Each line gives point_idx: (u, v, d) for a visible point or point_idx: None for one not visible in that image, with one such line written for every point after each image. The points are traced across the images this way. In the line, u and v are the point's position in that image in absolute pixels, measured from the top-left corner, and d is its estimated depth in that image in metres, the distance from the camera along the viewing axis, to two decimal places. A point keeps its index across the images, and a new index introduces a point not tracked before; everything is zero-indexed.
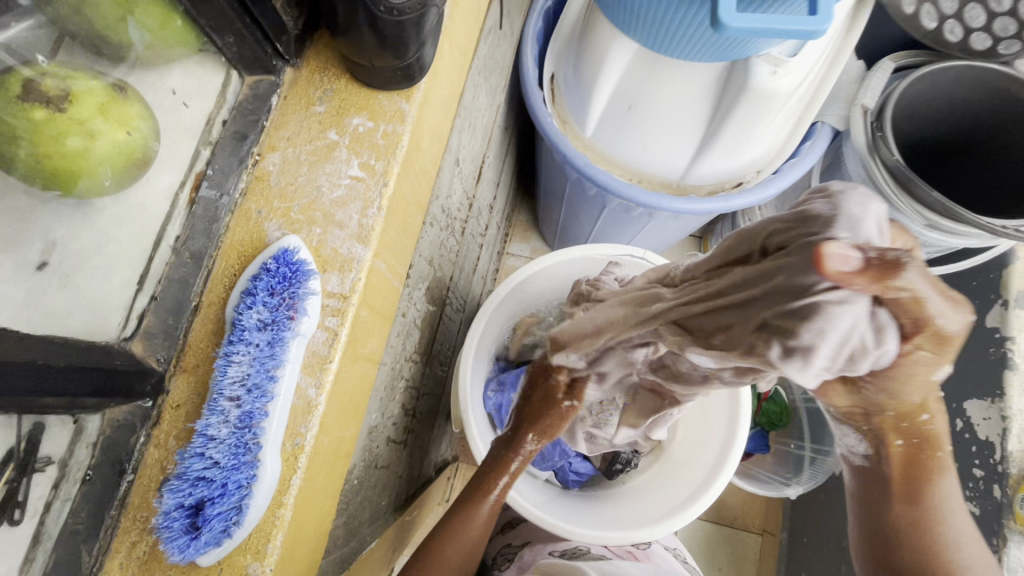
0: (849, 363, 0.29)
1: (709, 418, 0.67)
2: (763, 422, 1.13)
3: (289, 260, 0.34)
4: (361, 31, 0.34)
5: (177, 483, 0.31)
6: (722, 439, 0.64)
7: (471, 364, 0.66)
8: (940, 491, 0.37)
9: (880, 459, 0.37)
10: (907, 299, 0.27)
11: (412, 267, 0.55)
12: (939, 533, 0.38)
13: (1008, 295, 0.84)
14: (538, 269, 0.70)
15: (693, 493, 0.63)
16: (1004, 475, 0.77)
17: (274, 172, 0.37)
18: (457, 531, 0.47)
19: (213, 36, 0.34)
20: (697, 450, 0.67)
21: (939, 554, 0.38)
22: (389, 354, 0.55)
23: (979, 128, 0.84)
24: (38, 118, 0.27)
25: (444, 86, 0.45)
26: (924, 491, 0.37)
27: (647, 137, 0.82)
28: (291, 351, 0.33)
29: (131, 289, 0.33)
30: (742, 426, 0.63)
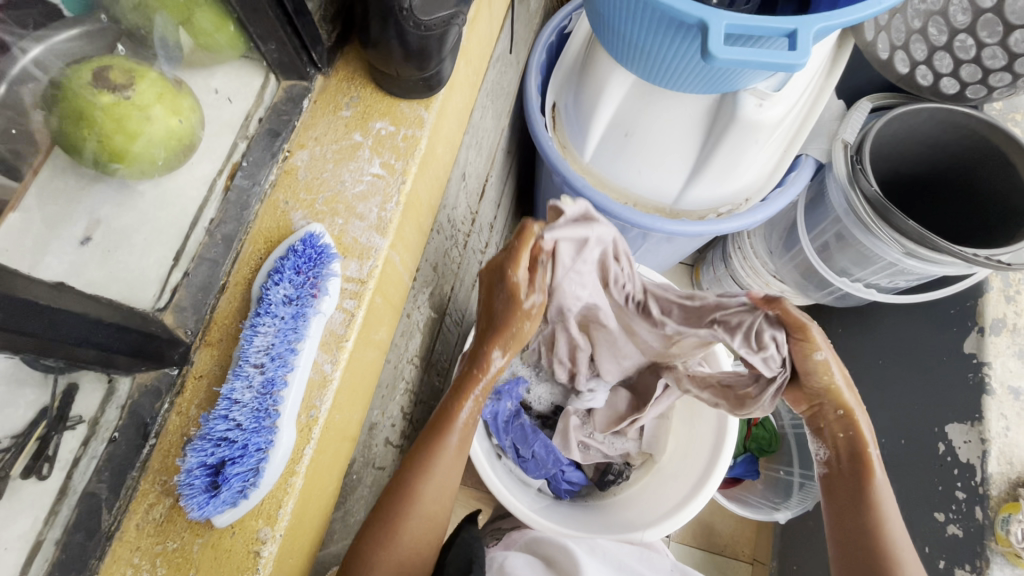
0: (758, 342, 0.50)
1: (698, 428, 0.69)
2: (752, 448, 1.13)
3: (315, 243, 0.37)
4: (389, 43, 0.38)
5: (200, 443, 0.33)
6: (710, 446, 0.66)
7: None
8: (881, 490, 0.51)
9: (836, 460, 0.54)
10: (783, 313, 0.49)
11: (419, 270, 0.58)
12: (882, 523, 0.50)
13: (983, 322, 0.88)
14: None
15: (681, 501, 0.64)
16: (985, 496, 0.79)
17: (302, 167, 0.40)
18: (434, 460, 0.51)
19: (258, 43, 0.39)
20: (686, 459, 0.68)
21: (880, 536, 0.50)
22: (394, 351, 0.57)
23: (952, 167, 0.89)
24: (105, 102, 0.30)
25: (458, 99, 0.49)
26: (870, 492, 0.52)
27: (640, 163, 0.87)
28: (312, 326, 0.35)
29: (166, 265, 0.36)
30: (730, 435, 0.64)
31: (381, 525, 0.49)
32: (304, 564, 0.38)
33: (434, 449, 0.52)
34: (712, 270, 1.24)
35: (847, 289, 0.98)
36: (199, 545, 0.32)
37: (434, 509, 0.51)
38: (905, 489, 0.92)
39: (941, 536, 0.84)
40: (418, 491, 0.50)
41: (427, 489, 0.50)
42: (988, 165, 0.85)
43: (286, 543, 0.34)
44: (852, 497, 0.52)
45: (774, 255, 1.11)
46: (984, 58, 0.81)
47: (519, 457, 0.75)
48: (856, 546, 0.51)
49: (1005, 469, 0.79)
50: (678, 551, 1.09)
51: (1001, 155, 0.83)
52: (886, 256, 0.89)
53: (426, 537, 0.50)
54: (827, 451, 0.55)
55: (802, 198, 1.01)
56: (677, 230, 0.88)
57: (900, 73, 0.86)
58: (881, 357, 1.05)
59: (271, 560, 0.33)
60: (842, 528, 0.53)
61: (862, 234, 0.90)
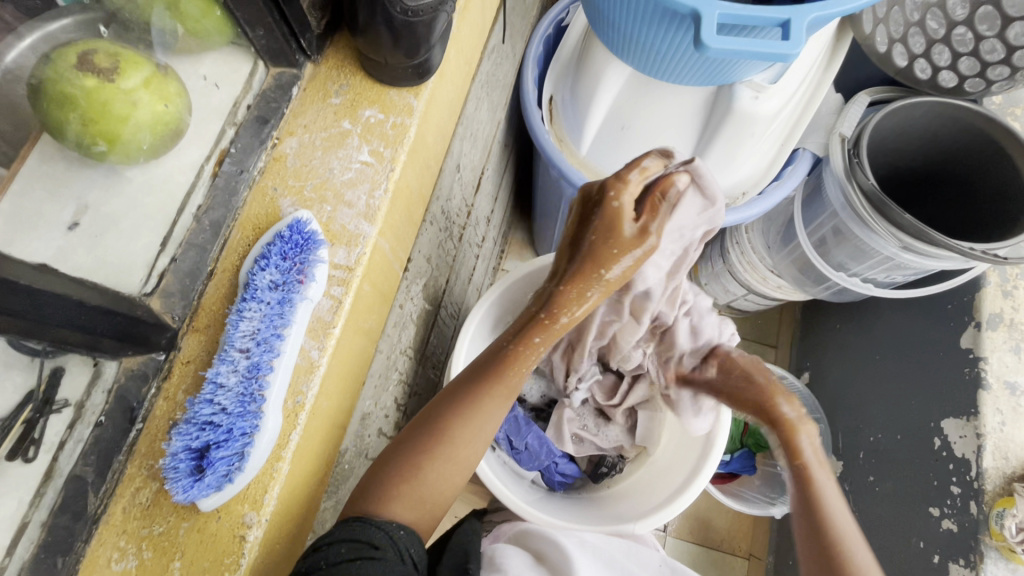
0: None
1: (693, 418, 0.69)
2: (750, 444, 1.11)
3: (301, 230, 0.37)
4: (377, 30, 0.38)
5: (185, 426, 0.33)
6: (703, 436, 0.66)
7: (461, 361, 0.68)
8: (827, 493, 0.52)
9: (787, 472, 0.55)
10: None
11: (412, 260, 0.58)
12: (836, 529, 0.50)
13: (980, 317, 0.88)
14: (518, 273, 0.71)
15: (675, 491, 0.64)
16: (980, 491, 0.79)
17: (291, 154, 0.40)
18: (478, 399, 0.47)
19: (245, 29, 0.38)
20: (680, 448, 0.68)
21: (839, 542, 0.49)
22: (387, 340, 0.57)
23: (951, 161, 0.89)
24: (89, 86, 0.30)
25: (449, 88, 0.49)
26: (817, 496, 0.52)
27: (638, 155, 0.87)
28: (298, 312, 0.36)
29: (154, 251, 0.36)
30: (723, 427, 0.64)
31: (409, 451, 0.45)
32: (291, 549, 0.38)
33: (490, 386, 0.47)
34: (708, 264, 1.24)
35: (844, 284, 0.98)
36: (185, 529, 0.33)
37: (465, 454, 0.47)
38: (900, 484, 0.92)
39: (935, 531, 0.84)
40: (454, 430, 0.46)
41: (457, 432, 0.46)
42: (986, 159, 0.85)
43: (272, 529, 0.34)
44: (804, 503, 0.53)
45: (772, 249, 1.10)
46: (982, 52, 0.82)
47: (513, 449, 0.75)
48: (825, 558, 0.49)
49: (999, 464, 0.79)
50: (674, 546, 1.09)
51: (999, 149, 0.83)
52: (883, 250, 0.88)
53: (454, 477, 0.47)
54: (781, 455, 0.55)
55: (799, 193, 1.01)
56: None
57: (898, 66, 0.86)
58: (878, 352, 1.05)
59: (257, 544, 0.33)
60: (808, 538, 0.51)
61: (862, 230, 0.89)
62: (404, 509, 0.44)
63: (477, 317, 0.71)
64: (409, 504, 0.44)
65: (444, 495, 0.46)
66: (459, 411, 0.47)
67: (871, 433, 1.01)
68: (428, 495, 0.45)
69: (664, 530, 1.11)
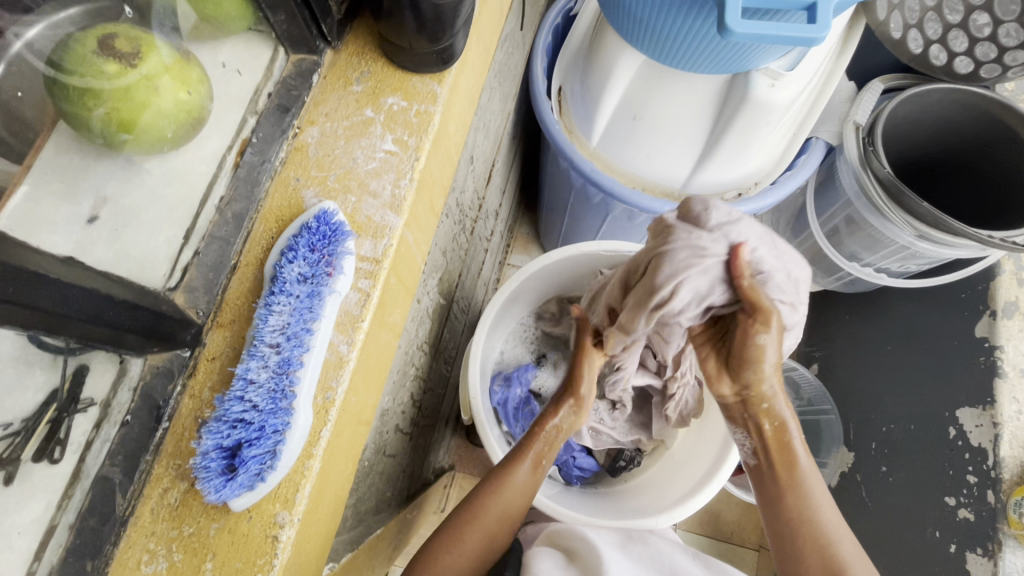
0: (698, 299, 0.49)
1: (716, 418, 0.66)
2: None
3: (329, 221, 0.36)
4: (403, 15, 0.37)
5: (215, 424, 0.32)
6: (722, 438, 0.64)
7: (477, 356, 0.67)
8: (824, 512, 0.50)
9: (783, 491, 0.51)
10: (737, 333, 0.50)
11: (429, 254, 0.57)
12: (833, 552, 0.49)
13: (995, 306, 0.88)
14: (530, 272, 0.70)
15: (697, 485, 0.62)
16: (997, 480, 0.79)
17: (313, 144, 0.39)
18: (500, 484, 0.54)
19: (266, 14, 0.37)
20: (701, 444, 0.67)
21: (820, 557, 0.49)
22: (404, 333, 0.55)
23: (966, 148, 0.88)
24: (111, 72, 0.29)
25: (470, 75, 0.48)
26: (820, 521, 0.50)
27: (649, 146, 0.86)
28: (327, 306, 0.34)
29: (176, 244, 0.35)
30: None
31: (446, 530, 0.52)
32: (320, 549, 0.37)
33: (504, 475, 0.55)
34: None
35: (857, 273, 0.97)
36: (216, 530, 0.32)
37: (496, 530, 0.53)
38: (915, 474, 0.92)
39: (952, 520, 0.84)
40: (485, 506, 0.53)
41: (489, 507, 0.53)
42: (1003, 146, 0.84)
43: (304, 528, 0.33)
44: (810, 532, 0.50)
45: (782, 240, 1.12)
46: (999, 36, 0.81)
47: None
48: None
49: (1017, 452, 0.79)
50: (685, 540, 1.09)
51: (1015, 136, 0.82)
52: (898, 239, 0.88)
53: (486, 551, 0.53)
54: (754, 441, 0.53)
55: (811, 182, 1.00)
56: None
57: (913, 52, 0.85)
58: (890, 343, 1.04)
59: (290, 544, 0.32)
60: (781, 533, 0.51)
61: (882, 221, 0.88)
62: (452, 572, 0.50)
63: (493, 318, 0.70)
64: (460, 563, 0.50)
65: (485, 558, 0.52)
66: (483, 492, 0.54)
67: (884, 423, 1.00)
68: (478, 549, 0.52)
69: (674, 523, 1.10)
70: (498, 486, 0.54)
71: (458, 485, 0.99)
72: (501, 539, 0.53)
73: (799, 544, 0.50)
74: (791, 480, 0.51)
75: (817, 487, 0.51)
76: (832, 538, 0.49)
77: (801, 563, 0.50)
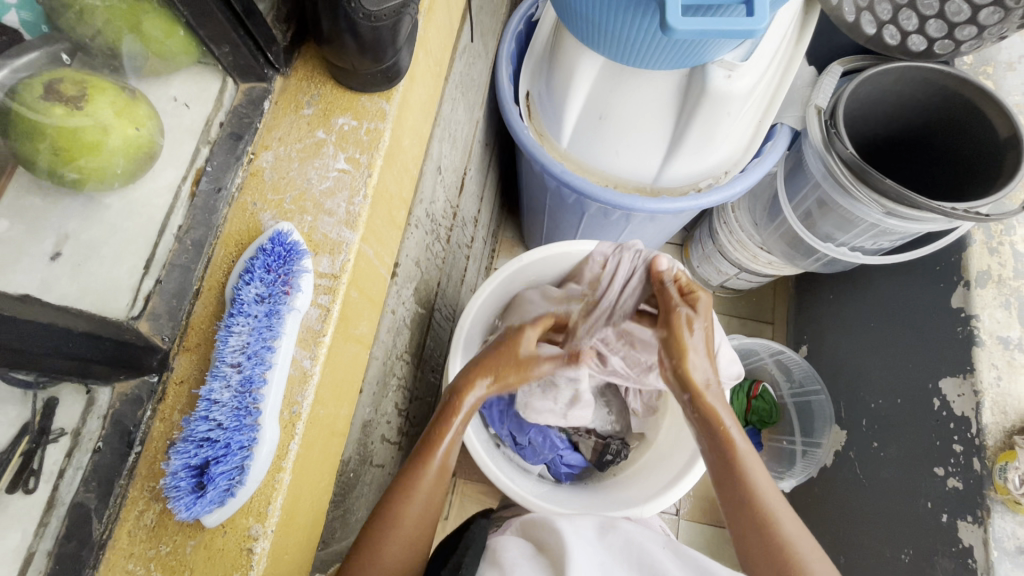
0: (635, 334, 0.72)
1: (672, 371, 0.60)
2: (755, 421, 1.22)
3: (283, 241, 0.37)
4: (342, 38, 0.39)
5: (183, 445, 0.33)
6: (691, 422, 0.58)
7: (458, 362, 0.68)
8: (764, 490, 0.51)
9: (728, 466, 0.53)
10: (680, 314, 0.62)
11: (399, 264, 0.59)
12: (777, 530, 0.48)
13: (969, 276, 0.89)
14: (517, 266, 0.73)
15: (680, 471, 0.64)
16: (981, 447, 0.80)
17: (268, 168, 0.41)
18: (412, 487, 0.53)
19: (211, 47, 0.39)
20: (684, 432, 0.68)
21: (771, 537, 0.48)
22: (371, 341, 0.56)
23: (926, 124, 0.90)
24: (58, 115, 0.30)
25: (422, 90, 0.50)
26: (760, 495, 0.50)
27: (613, 146, 0.89)
28: (287, 323, 0.36)
29: (138, 273, 0.36)
30: None
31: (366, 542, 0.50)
32: (300, 559, 0.38)
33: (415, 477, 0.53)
34: (699, 246, 1.36)
35: (833, 254, 0.98)
36: (192, 547, 0.33)
37: (417, 534, 0.52)
38: (906, 448, 0.94)
39: (943, 490, 0.85)
40: (400, 512, 0.51)
41: (410, 509, 0.52)
42: (964, 117, 0.85)
43: (279, 540, 0.35)
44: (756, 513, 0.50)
45: (760, 225, 1.16)
46: (948, 14, 0.84)
47: (517, 445, 0.76)
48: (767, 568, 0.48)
49: (999, 418, 0.80)
50: (688, 530, 1.08)
51: (974, 107, 0.83)
52: (867, 218, 0.89)
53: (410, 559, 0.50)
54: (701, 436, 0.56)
55: (781, 168, 1.02)
56: (658, 208, 0.88)
57: (868, 34, 0.85)
58: (872, 319, 1.09)
59: (265, 556, 0.33)
60: (746, 546, 0.49)
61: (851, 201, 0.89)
62: None
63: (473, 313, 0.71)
64: (393, 561, 0.49)
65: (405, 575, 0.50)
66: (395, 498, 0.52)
67: (873, 399, 1.04)
68: (408, 541, 0.51)
69: (676, 513, 1.09)
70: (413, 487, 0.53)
71: (459, 491, 0.99)
72: (422, 543, 0.52)
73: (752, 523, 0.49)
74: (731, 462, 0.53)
75: (757, 469, 0.52)
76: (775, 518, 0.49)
77: (755, 550, 0.48)
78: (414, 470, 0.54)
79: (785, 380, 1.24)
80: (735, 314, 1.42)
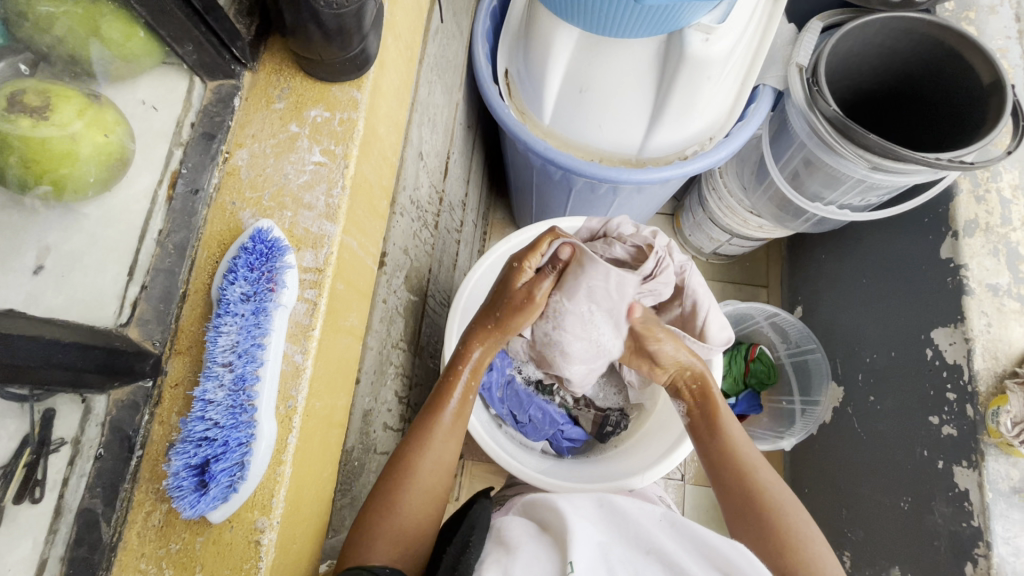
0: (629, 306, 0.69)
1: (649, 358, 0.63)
2: (754, 383, 1.26)
3: (265, 238, 0.37)
4: (306, 29, 0.38)
5: (182, 445, 0.34)
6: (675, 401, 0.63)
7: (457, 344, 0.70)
8: (738, 443, 0.56)
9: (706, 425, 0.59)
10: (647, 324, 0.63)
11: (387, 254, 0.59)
12: (751, 477, 0.54)
13: (956, 226, 0.89)
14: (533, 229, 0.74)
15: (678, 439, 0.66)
16: (974, 394, 0.82)
17: (244, 166, 0.41)
18: (423, 440, 0.55)
19: (173, 46, 0.38)
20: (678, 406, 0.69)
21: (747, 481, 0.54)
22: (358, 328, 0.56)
23: (908, 75, 0.90)
24: (25, 127, 0.30)
25: (394, 76, 0.49)
26: (733, 449, 0.56)
27: (598, 115, 0.88)
28: (275, 320, 0.36)
29: (122, 280, 0.36)
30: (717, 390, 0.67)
31: (382, 494, 0.52)
32: (307, 549, 0.39)
33: (427, 431, 0.55)
34: (690, 215, 1.37)
35: (821, 213, 0.98)
36: (200, 543, 0.34)
37: (433, 483, 0.54)
38: (900, 399, 0.97)
39: (938, 438, 0.87)
40: (416, 462, 0.53)
41: (422, 462, 0.54)
42: (945, 66, 0.85)
43: (285, 531, 0.35)
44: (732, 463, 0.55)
45: (748, 190, 1.17)
46: None
47: (518, 423, 0.78)
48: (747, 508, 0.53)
49: (991, 364, 0.81)
50: (694, 494, 1.10)
51: (956, 55, 0.82)
52: (853, 174, 0.89)
53: (428, 509, 0.53)
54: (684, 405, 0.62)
55: (766, 130, 1.01)
56: (645, 178, 0.88)
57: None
58: (864, 276, 1.10)
59: (272, 546, 0.34)
60: (724, 493, 0.55)
61: (839, 159, 0.89)
62: (389, 532, 0.50)
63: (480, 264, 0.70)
64: (412, 508, 0.52)
65: (424, 526, 0.52)
66: (411, 447, 0.55)
67: (868, 354, 1.07)
68: (428, 489, 0.53)
69: (682, 479, 1.11)
70: (426, 439, 0.55)
71: (468, 473, 1.01)
72: (438, 492, 0.54)
73: (728, 476, 0.55)
74: (712, 423, 0.59)
75: (734, 428, 0.58)
76: (749, 468, 0.55)
77: (731, 496, 0.54)
78: (427, 422, 0.56)
79: (781, 341, 1.25)
80: (730, 280, 1.43)
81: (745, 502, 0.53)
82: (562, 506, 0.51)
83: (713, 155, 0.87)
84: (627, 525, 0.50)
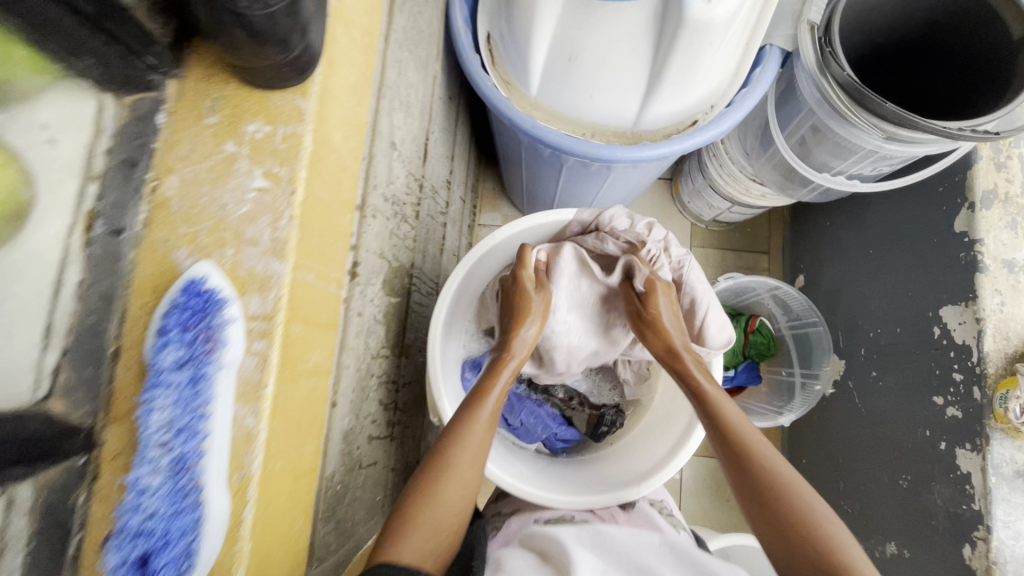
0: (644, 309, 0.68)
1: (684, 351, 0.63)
2: (754, 354, 1.27)
3: (199, 290, 0.32)
4: (230, 31, 0.32)
5: (118, 538, 0.30)
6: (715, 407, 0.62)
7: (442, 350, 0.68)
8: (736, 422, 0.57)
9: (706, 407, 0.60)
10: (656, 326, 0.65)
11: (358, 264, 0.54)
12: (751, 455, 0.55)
13: (973, 197, 0.84)
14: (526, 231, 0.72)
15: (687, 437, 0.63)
16: (982, 376, 0.79)
17: (174, 196, 0.35)
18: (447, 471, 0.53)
19: (69, 61, 0.32)
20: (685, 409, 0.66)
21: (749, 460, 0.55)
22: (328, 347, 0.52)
23: (929, 32, 0.82)
24: None
25: (349, 72, 0.43)
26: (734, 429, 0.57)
27: (590, 85, 0.81)
28: (218, 384, 0.32)
29: (36, 346, 0.31)
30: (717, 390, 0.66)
31: (396, 530, 0.49)
32: None
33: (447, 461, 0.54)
34: (689, 181, 1.30)
35: (829, 184, 0.91)
36: None
37: (455, 514, 0.52)
38: (902, 375, 0.95)
39: (940, 419, 0.85)
40: (439, 495, 0.52)
41: (444, 493, 0.52)
42: (970, 21, 0.77)
43: None
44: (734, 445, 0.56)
45: (751, 155, 1.11)
46: None
47: (510, 426, 0.77)
48: (757, 489, 0.53)
49: (1001, 345, 0.78)
50: (693, 464, 1.09)
51: (985, 9, 0.74)
52: (865, 145, 0.82)
53: (450, 542, 0.51)
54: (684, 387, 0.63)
55: (772, 93, 0.94)
56: (640, 155, 0.81)
57: None
58: (870, 247, 1.05)
59: None
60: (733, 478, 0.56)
61: (852, 128, 0.81)
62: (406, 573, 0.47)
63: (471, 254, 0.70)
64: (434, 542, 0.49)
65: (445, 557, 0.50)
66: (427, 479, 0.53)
67: (872, 328, 1.04)
68: (449, 521, 0.51)
69: None
70: (450, 469, 0.53)
71: None
72: (461, 523, 0.53)
73: (734, 458, 0.56)
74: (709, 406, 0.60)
75: (728, 406, 0.59)
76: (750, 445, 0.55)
77: (743, 479, 0.54)
78: (451, 451, 0.55)
79: (782, 312, 1.23)
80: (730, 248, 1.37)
81: (755, 484, 0.53)
82: (565, 537, 0.50)
83: (715, 127, 0.81)
84: (626, 559, 0.49)
